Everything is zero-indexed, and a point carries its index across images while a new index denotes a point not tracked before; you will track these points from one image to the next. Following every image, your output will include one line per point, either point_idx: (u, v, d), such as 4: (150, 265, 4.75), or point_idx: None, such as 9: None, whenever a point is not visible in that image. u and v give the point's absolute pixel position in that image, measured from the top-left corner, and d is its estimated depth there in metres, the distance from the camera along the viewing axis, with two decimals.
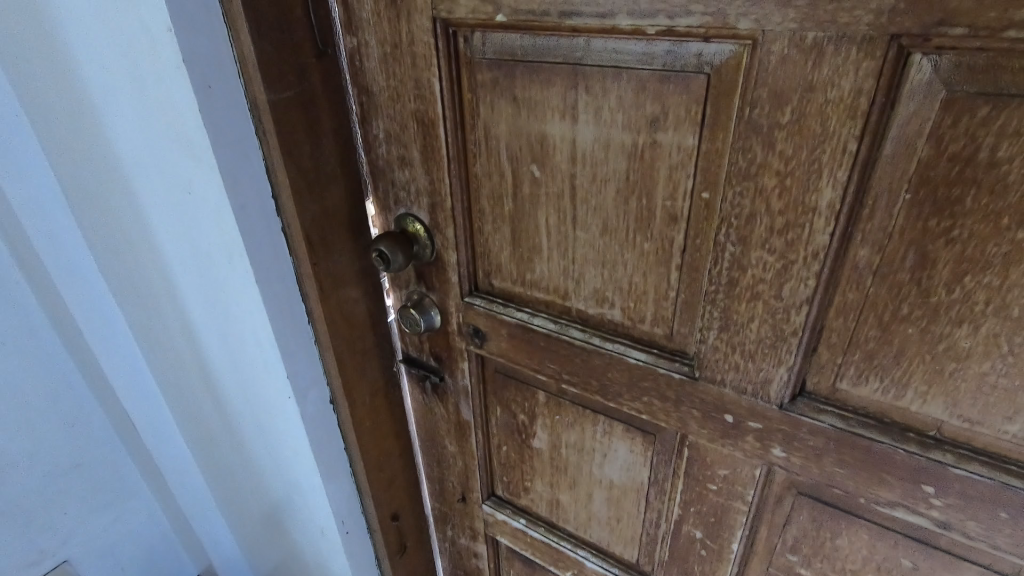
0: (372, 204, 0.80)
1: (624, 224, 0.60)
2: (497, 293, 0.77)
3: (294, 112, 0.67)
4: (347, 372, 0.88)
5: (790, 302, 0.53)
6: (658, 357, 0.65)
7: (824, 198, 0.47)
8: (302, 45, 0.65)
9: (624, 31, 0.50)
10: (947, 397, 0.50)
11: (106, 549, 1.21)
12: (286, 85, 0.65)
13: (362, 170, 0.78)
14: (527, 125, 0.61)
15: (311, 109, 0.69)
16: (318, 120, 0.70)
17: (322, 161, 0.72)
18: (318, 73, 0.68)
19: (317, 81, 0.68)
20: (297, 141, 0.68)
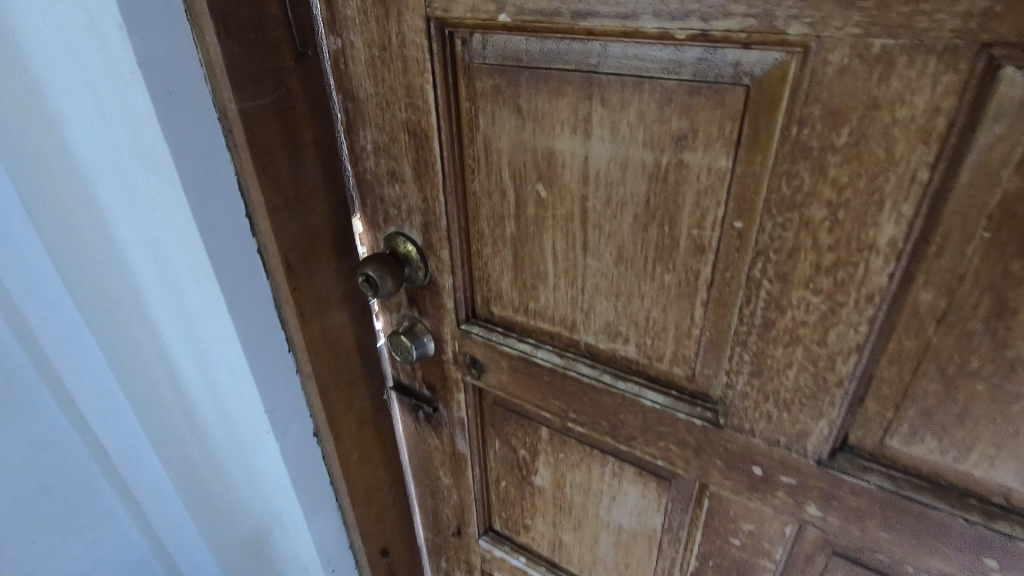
0: (360, 221, 0.73)
1: (642, 253, 0.53)
2: (496, 322, 0.69)
3: (270, 121, 0.60)
4: (332, 401, 0.80)
5: (836, 349, 0.46)
6: (677, 400, 0.58)
7: (884, 234, 0.40)
8: (278, 46, 0.58)
9: (648, 35, 0.43)
10: (1019, 464, 0.43)
11: None
12: (261, 91, 0.58)
13: (349, 184, 0.71)
14: (533, 140, 0.54)
15: (290, 118, 0.62)
16: (297, 130, 0.63)
17: (302, 175, 0.65)
18: (298, 77, 0.61)
19: (296, 86, 0.61)
20: (274, 154, 0.61)
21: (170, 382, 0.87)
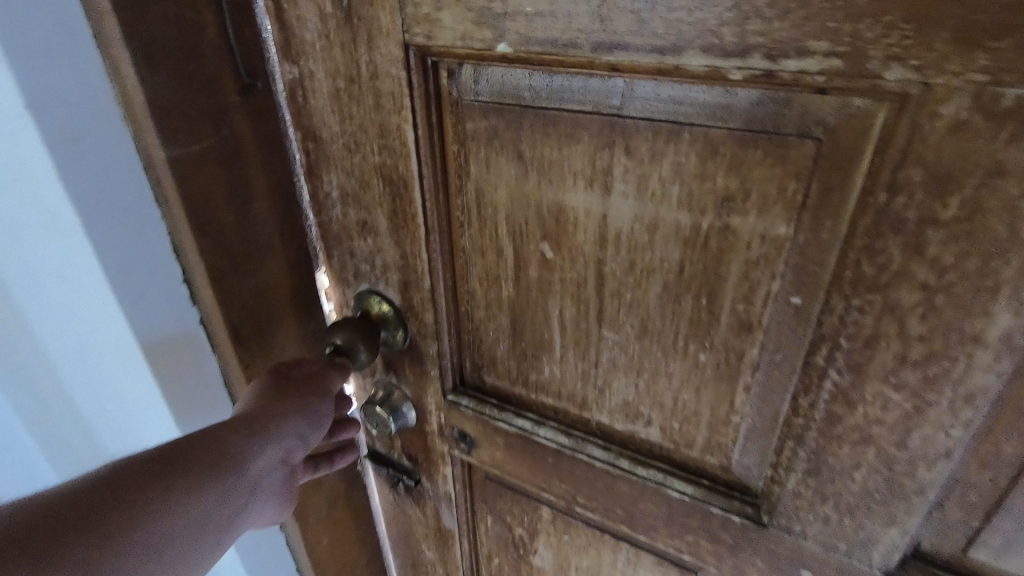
0: (324, 276, 0.62)
1: (672, 327, 0.44)
2: (489, 391, 0.59)
3: (209, 169, 0.50)
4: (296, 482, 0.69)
5: (920, 453, 0.38)
6: (710, 492, 0.49)
7: (996, 326, 0.32)
8: (213, 74, 0.48)
9: (694, 74, 0.34)
10: None
11: None
12: (196, 134, 0.48)
13: (311, 236, 0.61)
14: (537, 192, 0.44)
15: (235, 164, 0.52)
16: (245, 178, 0.53)
17: (252, 230, 0.55)
18: (243, 114, 0.51)
19: (242, 125, 0.51)
20: (216, 208, 0.51)
21: (82, 474, 0.72)
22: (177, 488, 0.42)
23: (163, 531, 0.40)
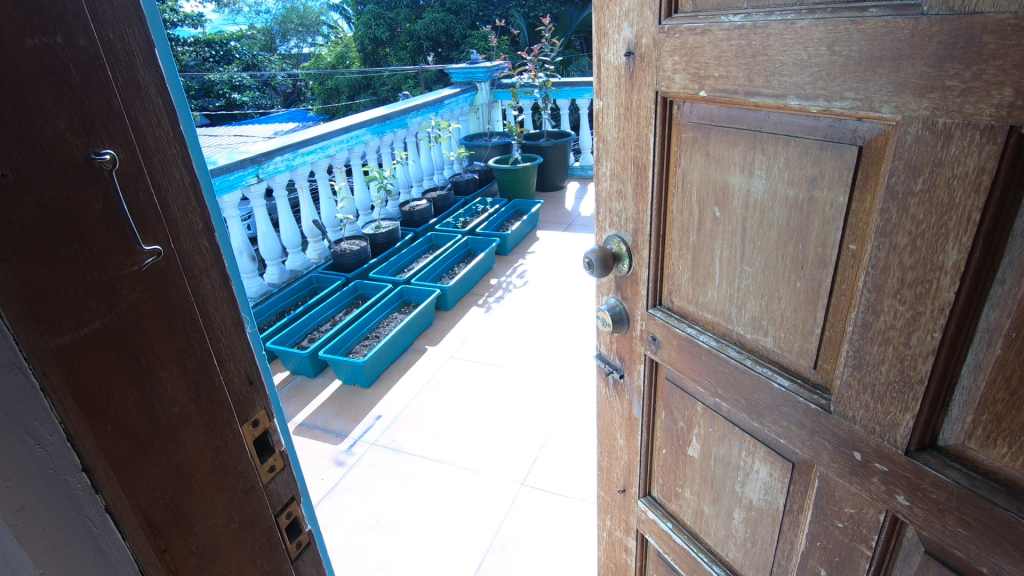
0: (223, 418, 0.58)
1: (782, 263, 0.71)
2: (675, 310, 0.92)
3: (104, 353, 0.46)
4: (313, 560, 0.74)
5: (917, 351, 0.58)
6: (800, 387, 0.74)
7: (950, 259, 0.53)
8: (146, 115, 0.48)
9: (794, 108, 0.64)
10: None
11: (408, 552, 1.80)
12: (89, 316, 0.45)
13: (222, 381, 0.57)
14: (714, 175, 0.77)
15: (132, 336, 0.48)
16: (146, 351, 0.49)
17: (161, 403, 0.51)
18: (142, 283, 0.48)
19: (139, 296, 0.48)
20: (116, 388, 0.48)
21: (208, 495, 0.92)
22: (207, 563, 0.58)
23: None
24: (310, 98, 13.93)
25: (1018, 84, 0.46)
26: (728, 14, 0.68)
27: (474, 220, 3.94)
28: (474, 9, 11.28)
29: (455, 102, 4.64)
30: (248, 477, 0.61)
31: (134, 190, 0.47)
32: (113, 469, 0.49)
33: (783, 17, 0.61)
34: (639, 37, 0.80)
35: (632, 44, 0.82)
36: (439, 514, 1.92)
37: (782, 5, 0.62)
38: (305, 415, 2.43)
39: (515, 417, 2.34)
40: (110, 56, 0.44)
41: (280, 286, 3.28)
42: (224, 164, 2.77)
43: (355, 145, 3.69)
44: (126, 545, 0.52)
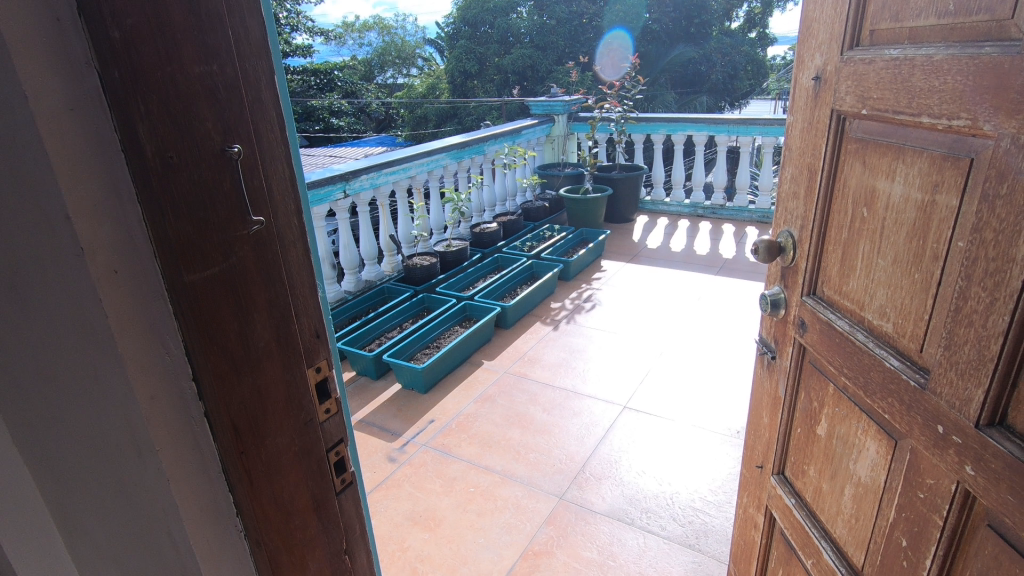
0: (292, 359, 0.72)
1: (907, 257, 0.84)
2: (823, 299, 1.07)
3: (219, 292, 0.62)
4: (352, 499, 0.89)
5: (992, 332, 0.69)
6: (907, 367, 0.85)
7: (1021, 253, 0.65)
8: (265, 124, 0.63)
9: (927, 125, 0.78)
10: None
11: (472, 535, 2.04)
12: (211, 264, 0.60)
13: (295, 331, 0.72)
14: (867, 180, 0.92)
15: (240, 285, 0.64)
16: (248, 298, 0.65)
17: (252, 338, 0.66)
18: (249, 246, 0.63)
19: (247, 255, 0.63)
20: (221, 321, 0.63)
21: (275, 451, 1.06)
22: (269, 474, 0.73)
23: (271, 494, 0.74)
24: (417, 127, 16.24)
25: None
26: (891, 49, 0.84)
27: (540, 245, 4.21)
28: (561, 47, 12.39)
29: (532, 133, 5.01)
30: (308, 410, 0.77)
31: (250, 176, 0.62)
32: (213, 379, 0.64)
33: (927, 53, 0.77)
34: (825, 65, 0.98)
35: (820, 71, 1.00)
36: (501, 509, 2.14)
37: (930, 42, 0.77)
38: (365, 413, 2.73)
39: (560, 433, 2.53)
40: (244, 81, 0.60)
41: (356, 293, 3.67)
42: (316, 180, 3.15)
43: (434, 167, 4.05)
44: (216, 446, 0.67)
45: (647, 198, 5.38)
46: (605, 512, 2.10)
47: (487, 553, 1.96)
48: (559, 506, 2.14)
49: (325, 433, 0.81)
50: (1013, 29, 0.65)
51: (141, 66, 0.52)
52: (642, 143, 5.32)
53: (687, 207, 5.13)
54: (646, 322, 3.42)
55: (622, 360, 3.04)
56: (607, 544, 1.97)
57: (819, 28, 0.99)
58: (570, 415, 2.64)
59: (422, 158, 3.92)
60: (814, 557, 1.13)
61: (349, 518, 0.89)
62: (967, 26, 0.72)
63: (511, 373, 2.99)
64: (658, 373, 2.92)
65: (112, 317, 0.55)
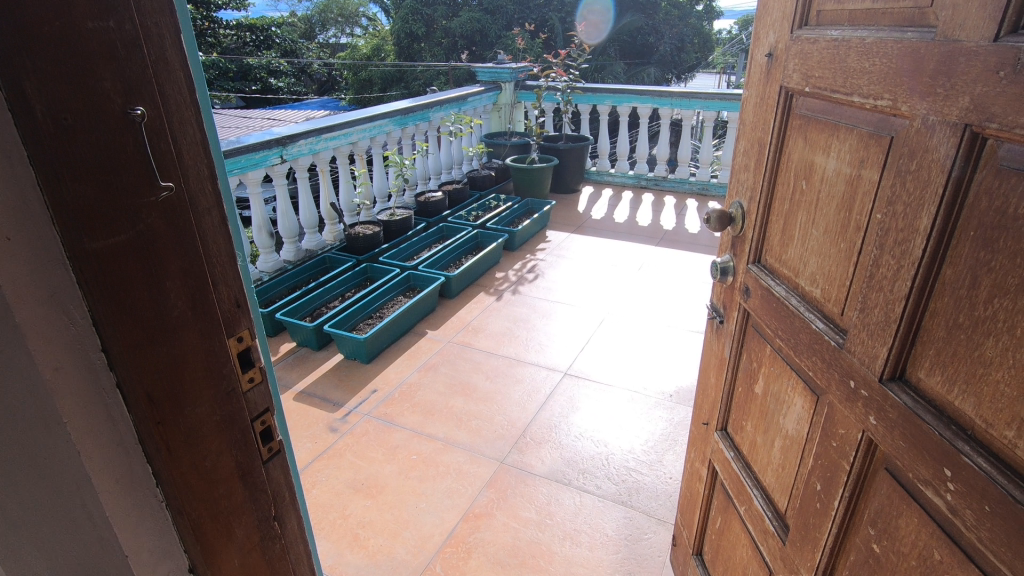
0: (211, 329, 0.71)
1: (836, 227, 0.91)
2: (765, 266, 1.13)
3: (127, 260, 0.60)
4: (281, 468, 0.89)
5: (897, 296, 0.77)
6: (830, 329, 0.92)
7: (922, 223, 0.72)
8: (171, 85, 0.62)
9: (858, 104, 0.84)
10: (976, 397, 0.68)
11: (416, 500, 2.08)
12: (116, 230, 0.59)
13: (213, 300, 0.70)
14: (807, 155, 0.98)
15: (151, 252, 0.62)
16: (160, 265, 0.63)
17: (166, 307, 0.65)
18: (158, 213, 0.62)
19: (156, 222, 0.62)
20: (132, 290, 0.62)
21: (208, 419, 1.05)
22: (190, 445, 0.72)
23: (193, 464, 0.73)
24: (360, 91, 15.71)
25: (974, 97, 0.64)
26: (832, 30, 0.88)
27: (486, 214, 4.19)
28: (510, 12, 12.24)
29: (478, 100, 4.94)
30: (231, 381, 0.76)
31: (157, 139, 0.61)
32: (125, 350, 0.63)
33: (861, 35, 0.82)
34: (777, 42, 1.03)
35: (773, 48, 1.04)
36: (443, 474, 2.19)
37: (867, 24, 0.82)
38: (306, 383, 2.70)
39: (502, 399, 2.60)
40: (146, 40, 0.58)
41: (295, 262, 3.57)
42: (251, 144, 3.00)
43: (376, 134, 3.93)
44: (131, 417, 0.66)
45: (593, 169, 5.45)
46: (544, 474, 2.18)
47: (429, 517, 2.01)
48: (501, 470, 2.21)
49: (251, 402, 0.80)
50: (931, 16, 0.71)
51: (29, 22, 0.49)
52: (590, 114, 5.35)
53: (631, 179, 5.23)
54: (588, 291, 3.52)
55: (571, 329, 3.12)
56: (545, 504, 2.06)
57: (774, 5, 1.03)
58: (513, 382, 2.71)
59: (365, 122, 3.80)
60: (746, 504, 1.22)
61: (278, 486, 0.89)
62: (896, 11, 0.76)
63: (455, 343, 3.02)
64: (598, 340, 3.02)
65: (9, 286, 0.54)
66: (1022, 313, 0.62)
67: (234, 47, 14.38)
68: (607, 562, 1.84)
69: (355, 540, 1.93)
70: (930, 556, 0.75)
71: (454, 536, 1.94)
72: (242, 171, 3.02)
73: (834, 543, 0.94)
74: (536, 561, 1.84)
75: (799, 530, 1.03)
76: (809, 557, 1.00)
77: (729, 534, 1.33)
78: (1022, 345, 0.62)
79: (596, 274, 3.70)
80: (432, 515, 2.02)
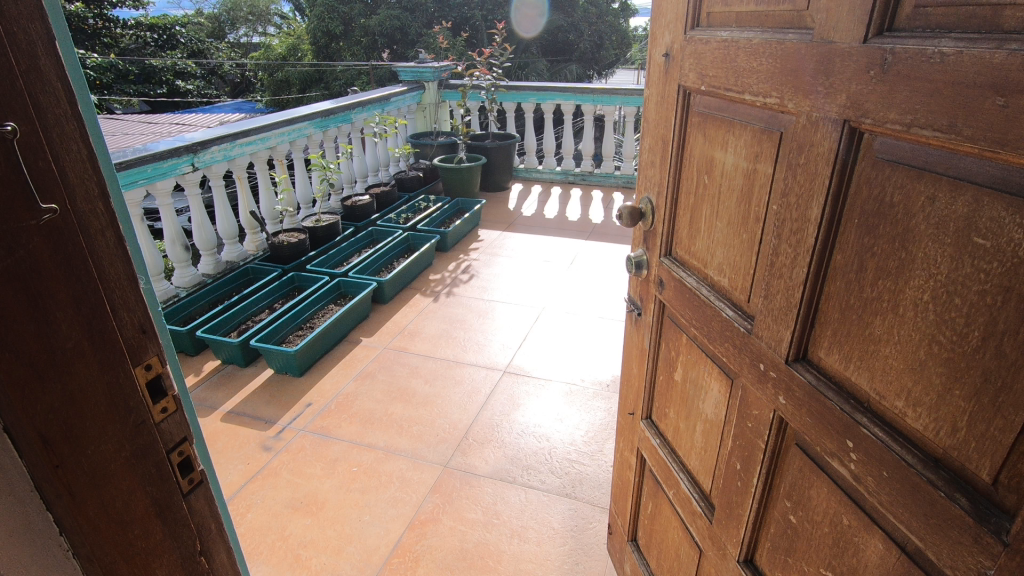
0: (111, 359, 0.65)
1: (738, 220, 0.95)
2: (677, 258, 1.18)
3: (5, 291, 0.54)
4: (205, 499, 0.83)
5: (796, 281, 0.81)
6: (739, 316, 0.97)
7: (814, 213, 0.77)
8: (47, 97, 0.56)
9: (750, 102, 0.88)
10: (868, 371, 0.73)
11: (358, 513, 2.03)
12: None
13: (111, 327, 0.65)
14: (707, 151, 1.02)
15: (33, 281, 0.56)
16: (45, 294, 0.58)
17: (56, 340, 0.59)
18: (40, 237, 0.56)
19: (39, 248, 0.56)
20: (14, 323, 0.56)
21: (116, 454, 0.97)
22: (97, 485, 0.66)
23: (101, 505, 0.67)
24: (277, 92, 15.07)
25: (850, 95, 0.69)
26: (723, 31, 0.92)
27: (415, 216, 4.13)
28: (429, 10, 12.20)
29: (401, 100, 4.85)
30: (140, 413, 0.70)
31: (33, 158, 0.55)
32: (10, 390, 0.57)
33: (749, 37, 0.86)
34: (673, 43, 1.07)
35: (669, 48, 1.08)
36: (384, 484, 2.14)
37: (752, 26, 0.86)
38: (234, 403, 2.56)
39: (442, 402, 2.57)
40: (12, 47, 0.53)
41: (215, 276, 3.37)
42: (158, 151, 2.81)
43: (296, 137, 3.78)
44: (22, 461, 0.60)
45: (520, 166, 5.49)
46: (488, 474, 2.18)
47: (373, 529, 1.96)
48: (444, 474, 2.19)
49: (166, 435, 0.75)
50: (807, 19, 0.75)
51: None
52: (514, 111, 5.39)
53: (559, 174, 5.31)
54: (522, 287, 3.54)
55: (507, 326, 3.14)
56: (491, 504, 2.05)
57: (668, 7, 1.07)
58: (452, 384, 2.69)
59: (283, 125, 3.63)
60: (675, 487, 1.27)
61: (202, 519, 0.83)
62: (777, 14, 0.81)
63: (391, 348, 2.96)
64: (534, 336, 3.05)
65: None
66: (903, 292, 0.67)
67: (134, 47, 13.40)
68: (554, 555, 1.86)
69: (296, 561, 1.85)
70: (839, 521, 0.80)
71: (400, 546, 1.91)
72: (149, 181, 2.82)
73: (756, 518, 0.99)
74: (484, 562, 1.84)
75: (723, 509, 1.08)
76: (735, 533, 1.05)
77: (660, 518, 1.38)
78: (904, 322, 0.68)
79: (529, 271, 3.74)
80: (375, 527, 1.97)
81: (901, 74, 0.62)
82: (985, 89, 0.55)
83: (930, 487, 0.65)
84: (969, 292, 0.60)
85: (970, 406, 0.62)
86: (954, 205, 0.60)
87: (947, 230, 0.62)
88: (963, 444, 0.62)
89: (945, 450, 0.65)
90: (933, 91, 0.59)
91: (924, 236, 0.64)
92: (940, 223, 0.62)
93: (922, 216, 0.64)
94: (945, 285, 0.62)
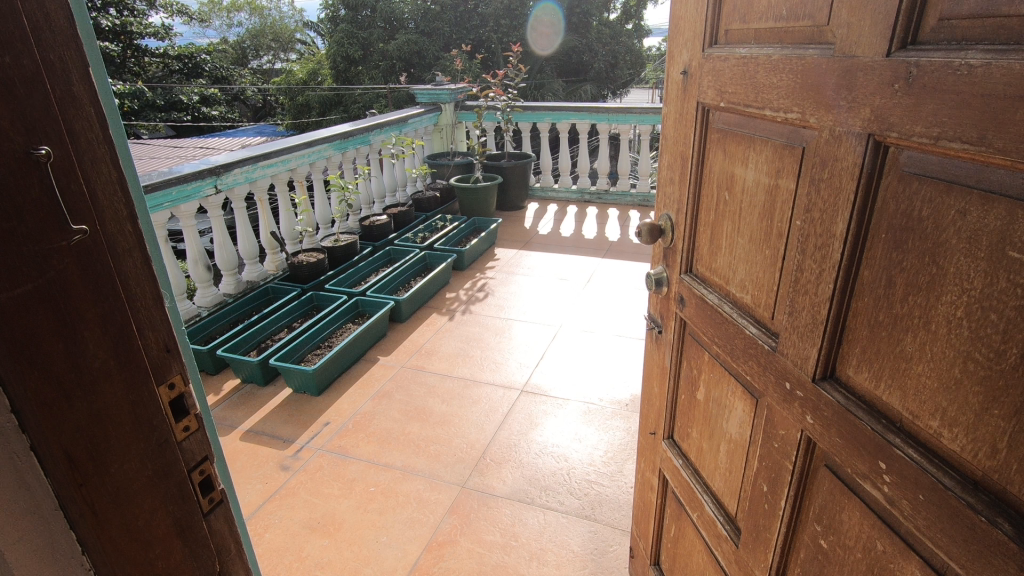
0: (134, 380, 0.66)
1: (760, 237, 0.94)
2: (698, 275, 1.16)
3: (34, 312, 0.55)
4: (224, 518, 0.83)
5: (822, 297, 0.80)
6: (764, 334, 0.95)
7: (839, 228, 0.75)
8: (79, 122, 0.58)
9: (770, 117, 0.88)
10: (901, 391, 0.71)
11: (374, 535, 2.00)
12: (20, 280, 0.54)
13: (135, 347, 0.65)
14: (728, 167, 1.01)
15: (61, 302, 0.57)
16: (72, 315, 0.58)
17: (83, 360, 0.60)
18: (71, 260, 0.57)
19: (70, 269, 0.57)
20: (44, 342, 0.57)
21: None
22: (120, 504, 0.66)
23: (124, 525, 0.67)
24: (298, 116, 15.47)
25: (874, 108, 0.68)
26: (741, 47, 0.92)
27: (433, 236, 4.16)
28: (446, 33, 12.51)
29: (418, 122, 4.92)
30: (162, 432, 0.70)
31: (66, 181, 0.56)
32: (39, 408, 0.58)
33: (768, 53, 0.86)
34: (690, 60, 1.07)
35: (687, 66, 1.08)
36: (400, 505, 2.13)
37: (771, 42, 0.86)
38: (254, 421, 2.58)
39: (460, 421, 2.56)
40: (49, 74, 0.54)
41: (235, 295, 3.40)
42: (182, 174, 2.88)
43: (316, 159, 3.84)
44: (47, 479, 0.61)
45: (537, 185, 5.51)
46: (506, 495, 2.16)
47: (391, 550, 1.95)
48: (462, 494, 2.17)
49: (187, 455, 0.75)
50: (828, 34, 0.74)
51: None
52: (530, 130, 5.42)
53: (575, 193, 5.31)
54: (540, 306, 3.53)
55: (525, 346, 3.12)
56: (510, 525, 2.02)
57: (685, 25, 1.07)
58: (469, 403, 2.67)
59: (303, 146, 3.69)
60: (698, 509, 1.23)
61: (221, 538, 0.82)
62: (797, 30, 0.80)
63: (408, 367, 2.96)
64: (551, 355, 3.03)
65: None
66: (935, 308, 0.65)
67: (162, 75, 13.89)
68: None
69: None
70: (873, 547, 0.77)
71: (417, 568, 1.88)
72: (173, 204, 2.88)
73: (785, 542, 0.96)
74: None
75: (749, 532, 1.05)
76: (762, 558, 1.02)
77: (683, 541, 1.35)
78: (936, 339, 0.66)
79: (547, 290, 3.72)
80: (391, 549, 1.95)
81: (926, 87, 0.61)
82: (1015, 100, 0.53)
83: (970, 512, 0.62)
84: (1005, 307, 0.58)
85: (1009, 426, 0.59)
86: (986, 218, 0.59)
87: (979, 245, 0.60)
88: (1005, 466, 0.60)
89: (984, 472, 0.62)
90: (961, 103, 0.58)
91: (956, 251, 0.62)
92: (973, 237, 0.60)
93: (953, 230, 0.63)
94: (979, 301, 0.60)
